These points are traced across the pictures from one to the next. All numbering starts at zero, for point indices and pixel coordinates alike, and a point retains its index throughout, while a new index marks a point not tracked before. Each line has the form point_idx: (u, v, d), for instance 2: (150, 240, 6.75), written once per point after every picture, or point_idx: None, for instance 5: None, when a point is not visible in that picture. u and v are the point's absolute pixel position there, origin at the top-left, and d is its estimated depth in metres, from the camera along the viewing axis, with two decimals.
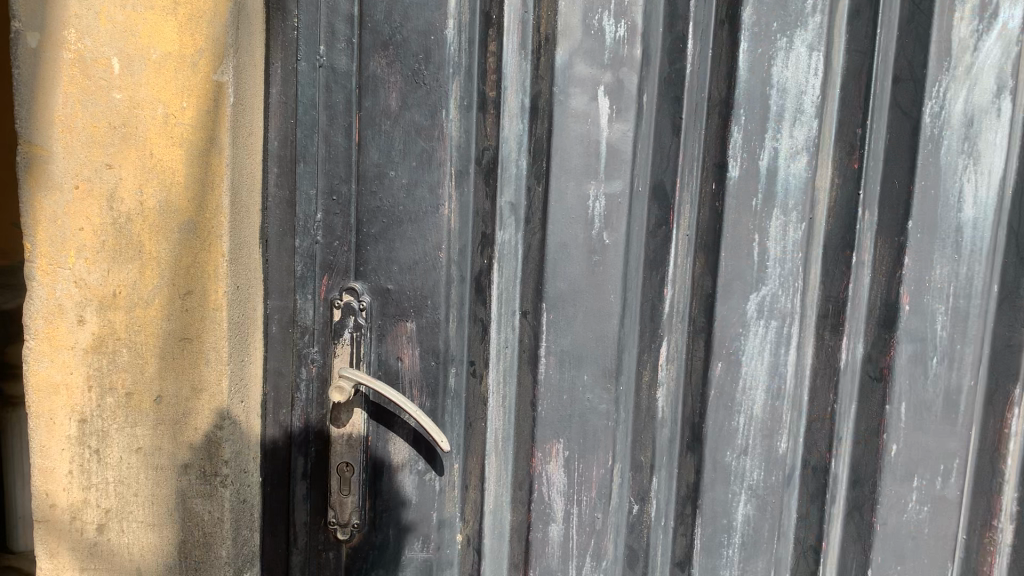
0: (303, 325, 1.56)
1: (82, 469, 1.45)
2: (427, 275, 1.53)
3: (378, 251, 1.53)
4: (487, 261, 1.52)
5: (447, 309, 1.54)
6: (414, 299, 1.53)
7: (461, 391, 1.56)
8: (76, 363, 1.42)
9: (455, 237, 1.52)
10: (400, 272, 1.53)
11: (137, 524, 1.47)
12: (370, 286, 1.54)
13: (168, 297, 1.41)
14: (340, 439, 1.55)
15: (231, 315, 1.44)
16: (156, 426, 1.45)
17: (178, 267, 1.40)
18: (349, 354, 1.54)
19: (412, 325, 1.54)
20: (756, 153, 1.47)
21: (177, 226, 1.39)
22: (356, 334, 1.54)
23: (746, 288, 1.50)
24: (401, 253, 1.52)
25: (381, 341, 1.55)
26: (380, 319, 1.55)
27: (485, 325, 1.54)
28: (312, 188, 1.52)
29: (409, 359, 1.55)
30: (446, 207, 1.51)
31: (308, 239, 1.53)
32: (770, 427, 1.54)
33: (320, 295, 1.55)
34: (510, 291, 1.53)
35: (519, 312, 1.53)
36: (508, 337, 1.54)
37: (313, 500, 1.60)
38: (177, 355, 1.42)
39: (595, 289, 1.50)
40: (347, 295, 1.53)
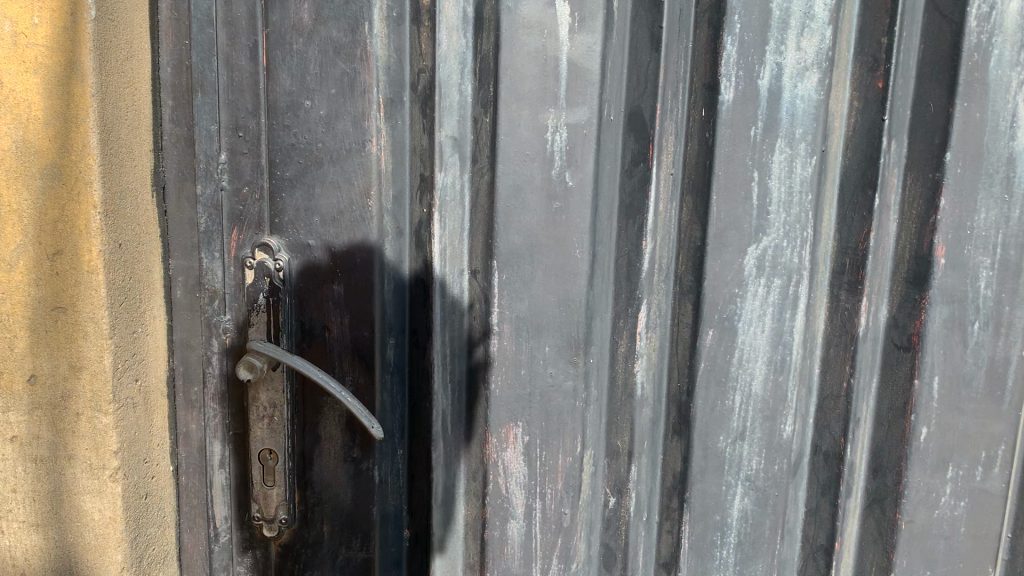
0: (211, 288, 1.31)
1: None
2: (355, 228, 1.25)
3: (296, 199, 1.26)
4: (426, 210, 1.28)
5: (381, 268, 1.27)
6: (340, 257, 1.26)
7: (404, 363, 1.33)
8: None
9: (388, 180, 1.25)
10: (322, 224, 1.26)
11: (18, 525, 1.24)
12: (289, 241, 1.27)
13: (35, 258, 1.16)
14: (260, 424, 1.30)
15: (111, 278, 1.18)
16: (32, 412, 1.21)
17: (43, 221, 1.15)
18: (265, 325, 1.28)
19: (339, 288, 1.27)
20: (755, 71, 1.18)
21: (38, 171, 1.13)
22: (272, 299, 1.28)
23: (744, 238, 1.22)
24: (323, 201, 1.25)
25: (304, 307, 1.29)
26: (302, 281, 1.28)
27: (427, 287, 1.30)
28: (213, 124, 1.26)
29: (338, 329, 1.28)
30: (375, 144, 1.23)
31: (211, 186, 1.28)
32: (773, 407, 1.27)
33: (231, 253, 1.29)
34: (457, 246, 1.28)
35: (466, 270, 1.29)
36: (455, 301, 1.29)
37: (234, 490, 1.36)
38: (50, 327, 1.18)
39: (557, 242, 1.23)
40: (261, 253, 1.27)
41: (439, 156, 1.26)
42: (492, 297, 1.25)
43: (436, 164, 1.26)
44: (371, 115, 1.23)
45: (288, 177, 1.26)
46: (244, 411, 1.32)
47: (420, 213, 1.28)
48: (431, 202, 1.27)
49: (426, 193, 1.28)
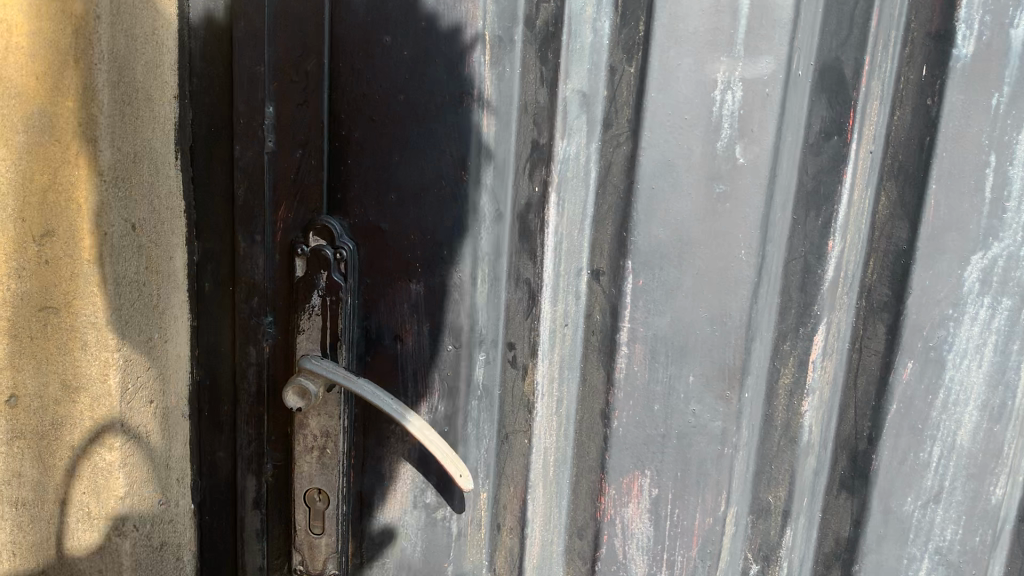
0: (249, 280, 0.99)
1: None
2: (443, 209, 0.94)
3: (366, 168, 0.95)
4: (538, 189, 0.96)
5: (473, 264, 0.96)
6: (421, 248, 0.96)
7: (495, 387, 1.02)
8: None
9: (488, 148, 0.94)
10: (399, 203, 0.95)
11: None
12: (353, 223, 0.96)
13: (16, 239, 0.86)
14: (308, 458, 1.00)
15: (121, 271, 0.88)
16: (12, 443, 0.91)
17: (28, 190, 0.84)
18: (320, 333, 0.96)
19: (418, 288, 0.97)
20: (1006, 16, 0.86)
21: (20, 121, 0.83)
22: (330, 301, 0.96)
23: (966, 243, 0.91)
24: (402, 173, 0.94)
25: (371, 311, 0.98)
26: (370, 277, 0.97)
27: (533, 292, 0.99)
28: (259, 64, 0.93)
29: (413, 342, 0.98)
30: (477, 97, 0.92)
31: (252, 147, 0.95)
32: (981, 464, 0.96)
33: (276, 236, 0.98)
34: (576, 240, 0.98)
35: (586, 270, 0.98)
36: (571, 310, 0.99)
37: (272, 538, 1.06)
38: (37, 333, 0.88)
39: (715, 240, 0.92)
40: (316, 238, 0.95)
41: (561, 117, 0.94)
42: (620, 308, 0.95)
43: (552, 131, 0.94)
44: (474, 60, 0.91)
45: (357, 138, 0.94)
46: (287, 439, 1.03)
47: (532, 192, 0.97)
48: (546, 178, 0.96)
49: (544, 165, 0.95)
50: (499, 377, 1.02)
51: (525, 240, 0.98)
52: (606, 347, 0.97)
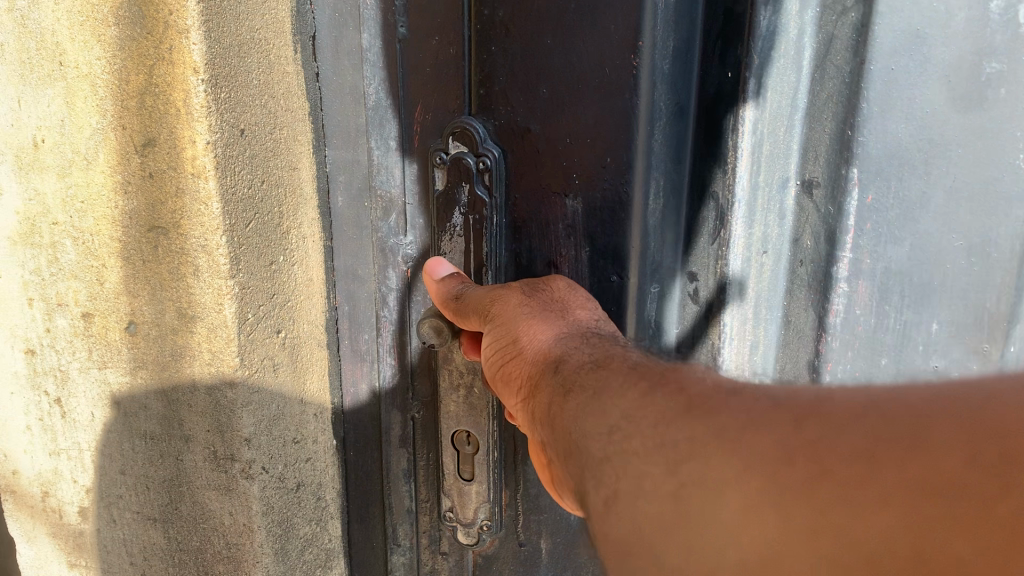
0: (386, 194, 0.88)
1: (45, 426, 0.90)
2: (612, 107, 0.74)
3: (512, 61, 0.77)
4: (732, 76, 0.79)
5: (645, 176, 0.76)
6: (577, 157, 0.77)
7: (674, 324, 0.85)
8: (5, 261, 0.84)
9: (663, 21, 0.73)
10: (552, 100, 0.76)
11: (132, 516, 0.91)
12: (499, 125, 0.80)
13: (119, 150, 0.75)
14: (454, 397, 0.89)
15: (230, 185, 0.75)
16: (134, 373, 0.84)
17: (125, 94, 0.73)
18: (465, 255, 0.84)
19: (574, 202, 0.79)
20: None
21: (110, 12, 0.71)
22: (473, 218, 0.82)
23: None
24: (561, 59, 0.75)
25: (522, 232, 0.82)
26: (519, 192, 0.81)
27: (723, 212, 0.82)
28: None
29: (571, 269, 0.81)
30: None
31: (384, 36, 0.83)
32: None
33: (414, 142, 0.85)
34: (782, 142, 0.80)
35: (793, 181, 0.81)
36: (772, 231, 0.83)
37: (417, 480, 0.98)
38: (147, 256, 0.78)
39: (980, 138, 0.71)
40: (457, 143, 0.81)
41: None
42: (839, 233, 0.76)
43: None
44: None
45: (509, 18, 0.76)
46: (431, 372, 0.93)
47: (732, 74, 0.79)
48: (740, 62, 0.78)
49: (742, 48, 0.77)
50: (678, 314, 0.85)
51: (711, 142, 0.81)
52: (817, 288, 0.80)
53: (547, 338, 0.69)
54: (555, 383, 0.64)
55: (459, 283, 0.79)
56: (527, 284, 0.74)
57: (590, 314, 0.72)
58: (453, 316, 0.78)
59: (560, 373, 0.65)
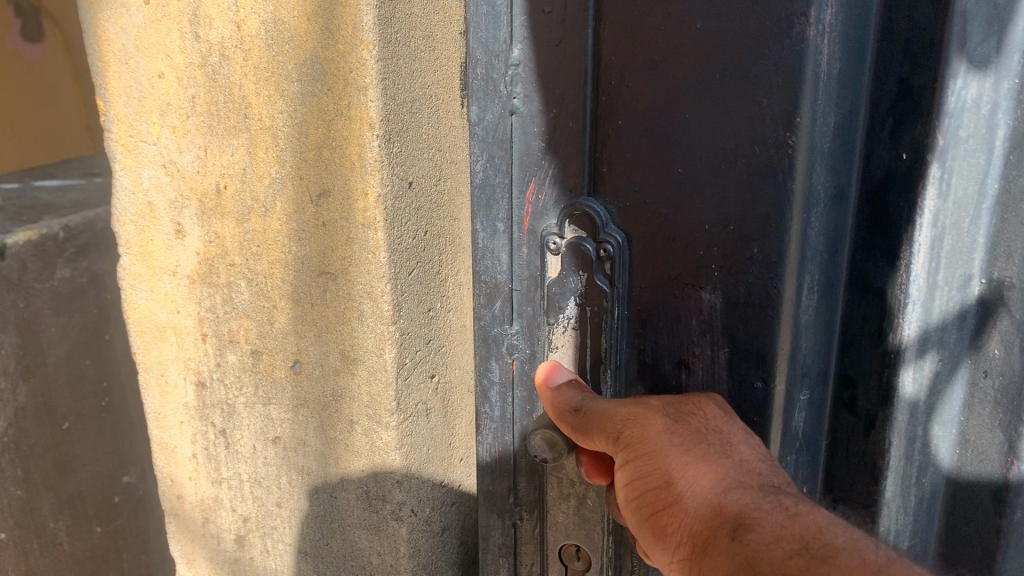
0: (489, 280, 0.79)
1: (209, 455, 0.95)
2: (753, 191, 0.66)
3: (638, 133, 0.69)
4: (907, 158, 0.70)
5: (798, 271, 0.68)
6: (713, 246, 0.68)
7: (821, 436, 0.78)
8: (182, 299, 0.89)
9: (826, 94, 0.65)
10: (686, 180, 0.68)
11: (284, 548, 0.94)
12: (622, 208, 0.71)
13: (294, 199, 0.79)
14: (563, 508, 0.81)
15: (397, 236, 0.77)
16: (298, 410, 0.87)
17: (304, 146, 0.77)
18: (583, 349, 0.76)
19: (709, 298, 0.70)
20: None
21: (295, 69, 0.75)
22: (592, 311, 0.75)
23: None
24: (695, 133, 0.66)
25: (647, 327, 0.73)
26: (643, 284, 0.72)
27: (893, 312, 0.73)
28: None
29: (704, 372, 0.72)
30: (812, 21, 0.61)
31: (495, 106, 0.74)
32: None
33: (523, 224, 0.76)
34: (966, 236, 0.71)
35: (978, 278, 0.73)
36: (949, 335, 0.74)
37: None
38: (315, 300, 0.82)
39: None
40: (573, 228, 0.73)
41: (958, 40, 0.65)
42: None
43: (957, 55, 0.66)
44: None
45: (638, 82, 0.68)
46: (538, 479, 0.83)
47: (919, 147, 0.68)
48: (918, 140, 0.68)
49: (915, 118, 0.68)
50: (829, 421, 0.78)
51: (879, 229, 0.72)
52: (1007, 406, 0.74)
53: (710, 486, 0.65)
54: (741, 554, 0.61)
55: (575, 391, 0.73)
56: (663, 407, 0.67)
57: (749, 450, 0.66)
58: (571, 430, 0.72)
59: (746, 544, 0.61)
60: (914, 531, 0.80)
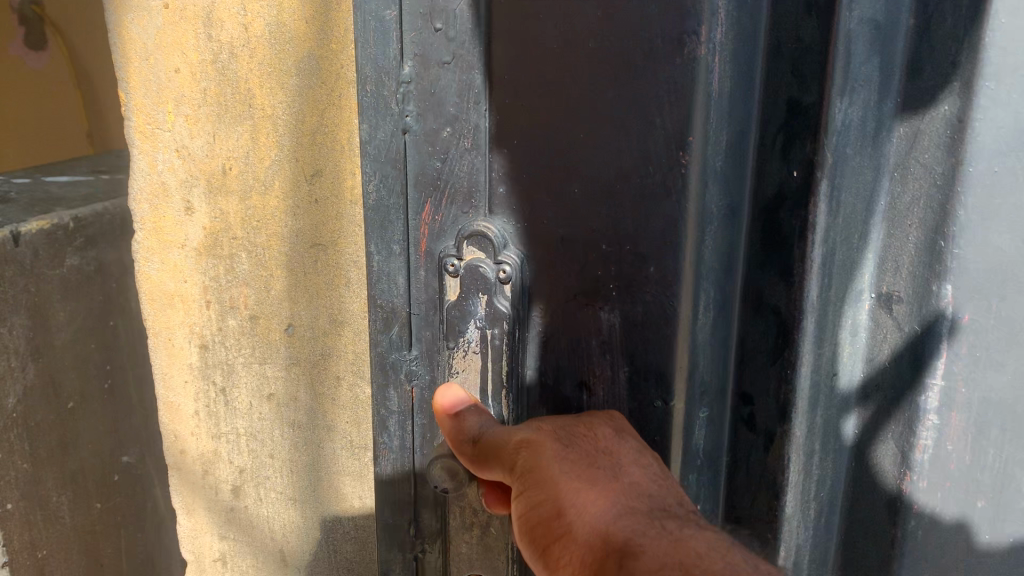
0: (387, 304, 0.65)
1: (210, 412, 1.05)
2: (647, 199, 0.56)
3: (524, 153, 0.58)
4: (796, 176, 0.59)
5: (693, 288, 0.58)
6: (618, 263, 0.57)
7: (720, 462, 0.66)
8: (189, 269, 1.00)
9: (720, 109, 0.56)
10: (585, 197, 0.57)
11: (275, 496, 1.05)
12: (523, 226, 0.59)
13: (292, 179, 0.91)
14: (466, 538, 0.67)
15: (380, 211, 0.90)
16: (290, 368, 0.98)
17: (302, 132, 0.89)
18: (482, 381, 0.63)
19: (607, 315, 0.58)
20: None
21: (294, 65, 0.87)
22: (489, 335, 0.61)
23: None
24: (579, 144, 0.56)
25: (547, 347, 0.61)
26: (543, 307, 0.60)
27: (783, 326, 0.62)
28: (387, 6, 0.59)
29: (605, 395, 0.60)
30: (703, 41, 0.53)
31: (387, 125, 0.61)
32: None
33: (421, 247, 0.63)
34: (857, 240, 0.61)
35: (866, 294, 0.63)
36: (843, 351, 0.63)
37: None
38: (308, 268, 0.93)
39: None
40: (471, 247, 0.61)
41: (844, 61, 0.56)
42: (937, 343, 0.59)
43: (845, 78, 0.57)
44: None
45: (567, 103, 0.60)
46: (441, 507, 0.67)
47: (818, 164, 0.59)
48: (811, 153, 0.58)
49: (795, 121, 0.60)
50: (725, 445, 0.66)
51: (774, 244, 0.61)
52: (897, 416, 0.62)
53: (600, 514, 0.56)
54: None
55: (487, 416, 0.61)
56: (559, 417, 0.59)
57: (645, 475, 0.57)
58: (468, 463, 0.61)
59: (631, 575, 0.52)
60: (814, 549, 0.68)
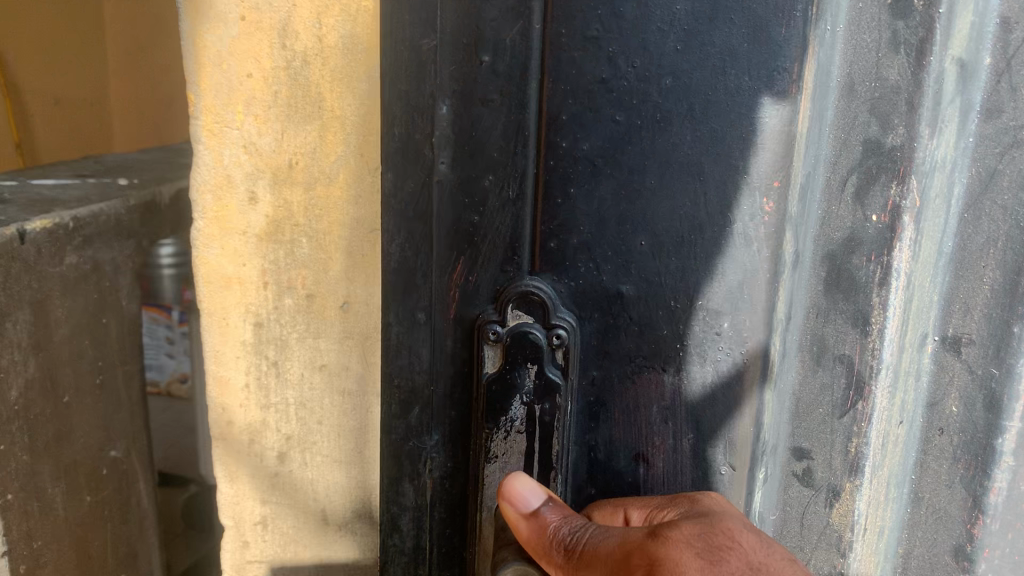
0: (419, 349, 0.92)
1: (261, 385, 1.16)
2: (718, 273, 0.87)
3: (592, 224, 0.86)
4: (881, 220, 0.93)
5: (763, 322, 0.88)
6: (683, 324, 0.88)
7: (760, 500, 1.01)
8: (249, 253, 1.11)
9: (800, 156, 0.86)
10: (653, 268, 0.86)
11: (321, 459, 1.17)
12: (570, 292, 0.88)
13: (357, 171, 1.04)
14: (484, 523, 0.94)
15: None
16: (343, 341, 1.11)
17: (369, 129, 1.03)
18: (530, 425, 0.91)
19: (663, 379, 0.90)
20: None
21: (364, 71, 1.01)
22: (535, 385, 0.90)
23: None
24: (652, 217, 0.85)
25: (599, 418, 0.92)
26: (596, 371, 0.90)
27: (857, 370, 0.97)
28: (426, 37, 0.84)
29: (663, 462, 0.93)
30: (793, 75, 0.81)
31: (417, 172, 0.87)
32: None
33: (451, 307, 0.90)
34: (926, 297, 0.97)
35: (934, 337, 0.98)
36: (922, 388, 1.00)
37: None
38: (366, 250, 1.07)
39: None
40: (516, 312, 0.89)
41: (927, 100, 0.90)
42: (1006, 398, 0.97)
43: (908, 116, 0.90)
44: (790, 16, 0.80)
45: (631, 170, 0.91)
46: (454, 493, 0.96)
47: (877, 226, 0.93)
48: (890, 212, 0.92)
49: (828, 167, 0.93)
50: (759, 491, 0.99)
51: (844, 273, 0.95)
52: (975, 455, 0.99)
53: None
54: None
55: (556, 515, 0.86)
56: (660, 531, 0.83)
57: (739, 539, 0.84)
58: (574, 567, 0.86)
59: None
60: (883, 545, 1.06)
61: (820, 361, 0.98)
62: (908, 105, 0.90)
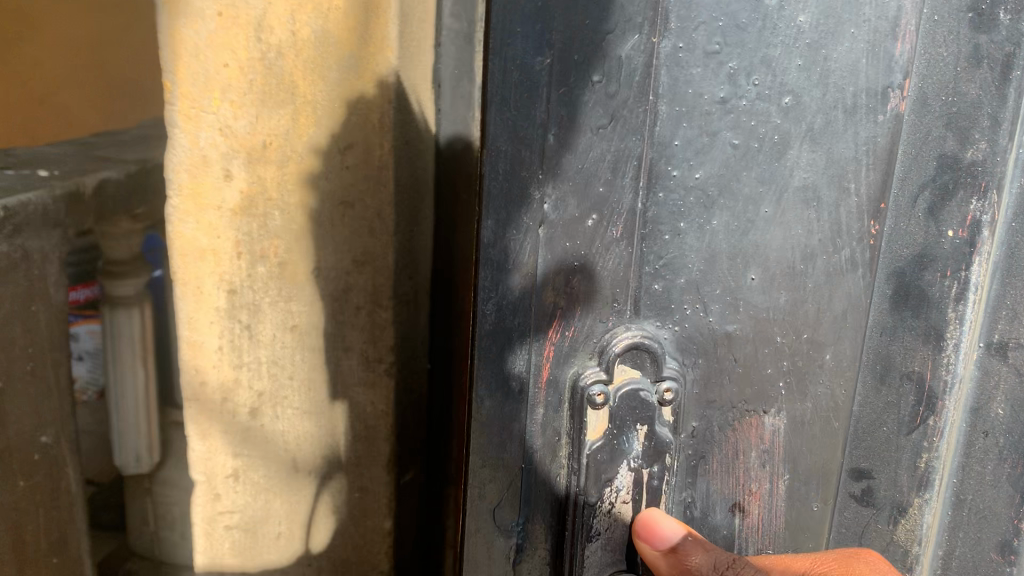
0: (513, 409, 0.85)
1: (234, 346, 1.24)
2: (835, 315, 0.92)
3: (707, 271, 0.86)
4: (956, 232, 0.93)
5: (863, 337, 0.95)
6: (792, 359, 0.93)
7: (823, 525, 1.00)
8: (224, 226, 1.18)
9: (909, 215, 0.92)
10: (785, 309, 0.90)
11: (292, 412, 1.31)
12: (676, 336, 0.88)
13: (324, 151, 1.20)
14: None
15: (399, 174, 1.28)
16: (313, 302, 1.26)
17: (338, 113, 1.19)
18: (639, 490, 0.89)
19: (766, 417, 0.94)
20: None
21: (335, 63, 1.17)
22: (643, 444, 0.88)
23: None
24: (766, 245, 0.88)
25: (700, 470, 0.93)
26: (702, 423, 0.92)
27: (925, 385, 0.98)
28: (540, 53, 0.76)
29: (756, 507, 0.97)
30: (901, 92, 0.86)
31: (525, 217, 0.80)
32: None
33: (541, 372, 0.85)
34: (982, 297, 0.96)
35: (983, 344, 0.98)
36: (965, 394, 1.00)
37: None
38: (333, 218, 1.23)
39: None
40: (620, 364, 0.86)
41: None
42: None
43: (989, 130, 0.90)
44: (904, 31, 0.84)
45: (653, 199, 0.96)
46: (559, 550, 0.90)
47: (956, 241, 0.93)
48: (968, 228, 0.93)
49: (893, 175, 0.90)
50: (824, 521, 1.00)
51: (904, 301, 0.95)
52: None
53: None
54: None
55: (698, 554, 0.87)
56: None
57: None
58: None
59: None
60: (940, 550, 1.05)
61: (886, 379, 0.97)
62: (990, 120, 0.89)
